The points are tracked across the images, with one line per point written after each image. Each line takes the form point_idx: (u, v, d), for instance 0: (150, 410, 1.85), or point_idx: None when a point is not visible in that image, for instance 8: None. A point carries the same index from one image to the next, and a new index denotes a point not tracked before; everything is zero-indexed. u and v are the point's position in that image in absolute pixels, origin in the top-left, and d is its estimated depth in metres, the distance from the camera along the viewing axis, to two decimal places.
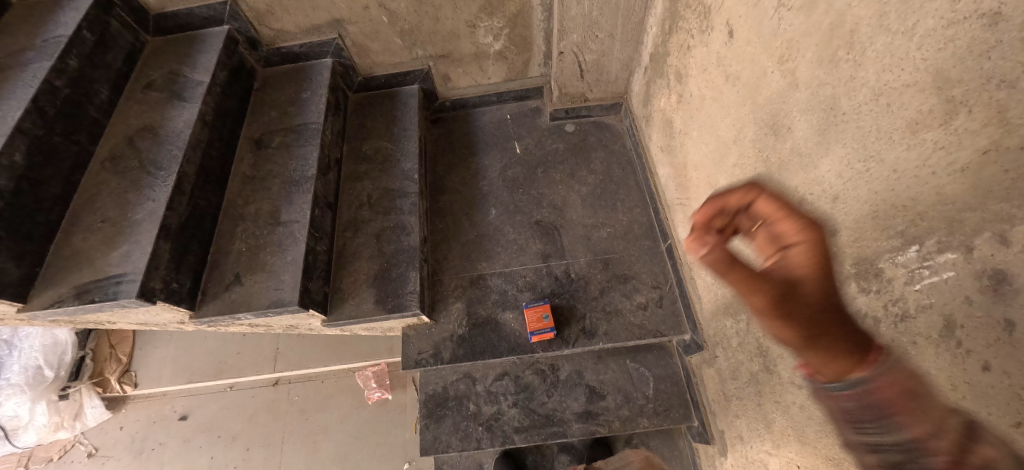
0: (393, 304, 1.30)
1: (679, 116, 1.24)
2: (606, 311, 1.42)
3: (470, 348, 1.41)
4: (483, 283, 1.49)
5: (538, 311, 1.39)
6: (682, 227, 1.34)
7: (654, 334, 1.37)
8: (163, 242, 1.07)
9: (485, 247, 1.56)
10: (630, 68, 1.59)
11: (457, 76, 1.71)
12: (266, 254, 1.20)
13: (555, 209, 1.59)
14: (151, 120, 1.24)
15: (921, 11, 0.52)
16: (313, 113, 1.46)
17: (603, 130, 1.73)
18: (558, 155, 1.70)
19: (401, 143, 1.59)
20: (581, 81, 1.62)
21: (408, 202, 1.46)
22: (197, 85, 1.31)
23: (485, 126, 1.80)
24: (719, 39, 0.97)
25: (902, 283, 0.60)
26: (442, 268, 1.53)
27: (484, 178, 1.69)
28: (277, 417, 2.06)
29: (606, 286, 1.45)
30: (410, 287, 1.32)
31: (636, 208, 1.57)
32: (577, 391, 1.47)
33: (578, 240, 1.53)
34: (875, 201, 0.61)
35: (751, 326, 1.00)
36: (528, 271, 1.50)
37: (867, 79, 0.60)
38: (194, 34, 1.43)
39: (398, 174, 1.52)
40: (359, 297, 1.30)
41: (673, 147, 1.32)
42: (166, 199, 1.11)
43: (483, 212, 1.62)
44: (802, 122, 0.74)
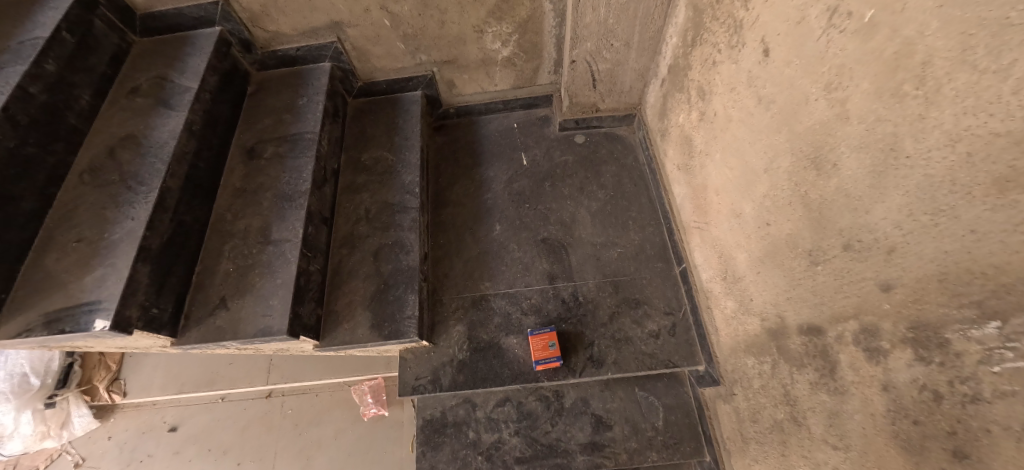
0: (390, 330, 1.21)
1: (700, 135, 1.15)
2: (616, 338, 1.33)
3: (471, 374, 1.33)
4: (485, 304, 1.41)
5: (544, 339, 1.30)
6: (698, 252, 1.25)
7: (666, 365, 1.29)
8: (143, 265, 0.99)
9: (489, 265, 1.47)
10: (645, 78, 1.50)
11: (463, 83, 1.63)
12: (254, 276, 1.12)
13: (563, 225, 1.51)
14: (135, 129, 1.16)
15: (1022, 48, 0.43)
16: (309, 121, 1.37)
17: (614, 142, 1.65)
18: (567, 168, 1.61)
19: (402, 153, 1.50)
20: (592, 90, 1.54)
21: (408, 218, 1.37)
22: (185, 91, 1.23)
23: (491, 135, 1.72)
24: (751, 57, 0.88)
25: (975, 361, 0.51)
26: (443, 287, 1.45)
27: (489, 191, 1.60)
28: (270, 430, 2.00)
29: (616, 311, 1.37)
30: (408, 312, 1.24)
31: (648, 227, 1.48)
32: (582, 420, 1.39)
33: (587, 260, 1.45)
34: (944, 262, 0.53)
35: (776, 370, 0.92)
36: (533, 292, 1.42)
37: (941, 121, 0.51)
38: (184, 36, 1.35)
39: (398, 187, 1.43)
40: (354, 321, 1.23)
41: (691, 166, 1.24)
42: (146, 218, 1.02)
43: (487, 227, 1.54)
44: (851, 160, 0.65)
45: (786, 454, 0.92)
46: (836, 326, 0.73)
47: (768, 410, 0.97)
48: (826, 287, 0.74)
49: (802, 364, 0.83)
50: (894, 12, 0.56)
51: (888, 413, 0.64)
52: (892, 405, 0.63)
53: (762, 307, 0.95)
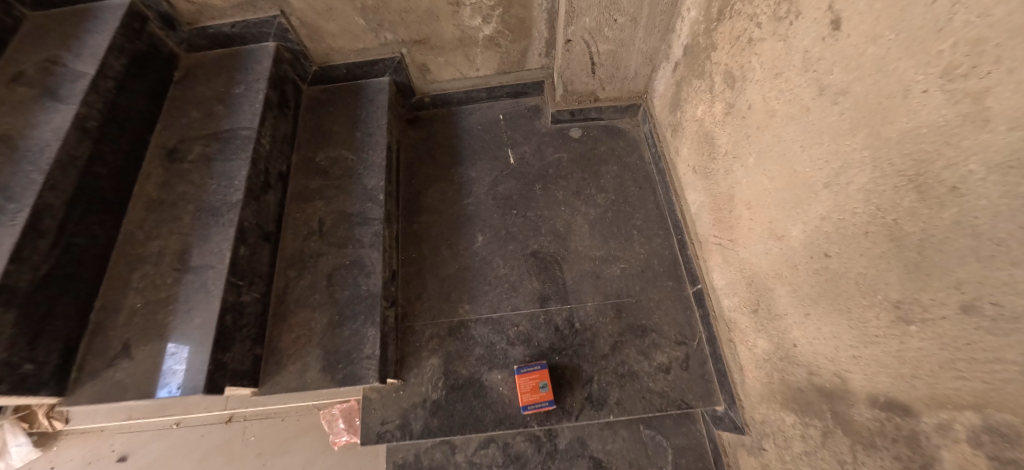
0: (344, 374, 0.99)
1: (725, 132, 0.93)
2: (619, 373, 1.13)
3: (447, 418, 1.12)
4: (465, 333, 1.19)
5: (534, 378, 1.09)
6: (718, 273, 1.04)
7: (678, 406, 1.09)
8: (5, 310, 0.76)
9: (469, 284, 1.25)
10: (653, 62, 1.26)
11: (438, 67, 1.38)
12: (167, 314, 0.89)
13: (556, 236, 1.28)
14: (10, 127, 0.91)
15: None
16: (244, 113, 1.12)
17: (616, 137, 1.41)
18: (560, 167, 1.38)
19: (364, 152, 1.26)
20: (590, 76, 1.30)
21: (370, 231, 1.14)
22: (79, 78, 0.97)
23: (472, 128, 1.48)
24: (809, 31, 0.65)
25: None
26: (415, 311, 1.22)
27: (470, 195, 1.37)
28: (232, 461, 1.74)
29: (618, 340, 1.15)
30: (367, 350, 1.01)
31: (656, 238, 1.26)
32: (577, 464, 1.17)
33: (584, 279, 1.23)
34: None
35: (829, 441, 0.72)
36: (521, 318, 1.20)
37: None
38: (86, 8, 1.08)
39: (359, 193, 1.19)
40: (301, 362, 1.01)
41: (711, 170, 1.02)
42: (10, 246, 0.78)
43: (467, 239, 1.31)
44: (987, 185, 0.44)
45: None
46: (940, 413, 0.52)
47: None
48: (926, 357, 0.53)
49: (873, 445, 0.62)
50: None
51: None
52: None
53: (812, 359, 0.74)
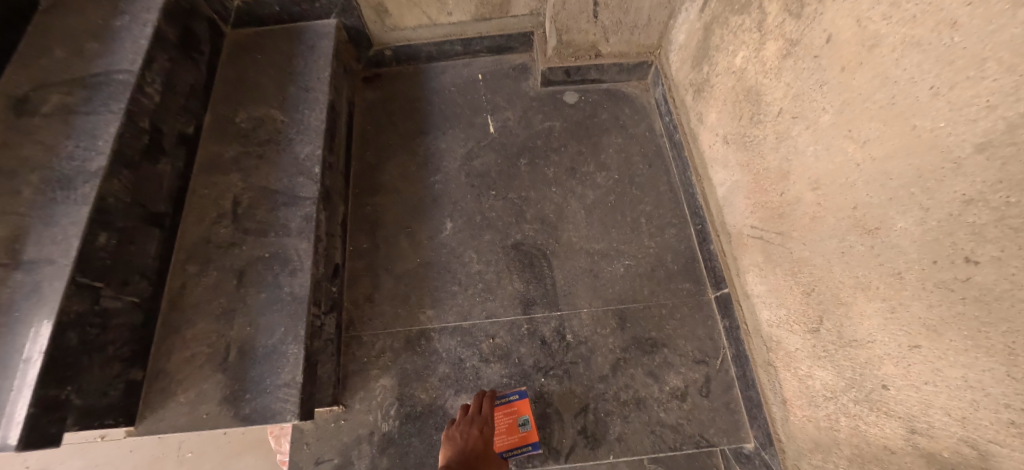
0: (252, 408, 0.73)
1: (782, 84, 0.67)
2: (620, 400, 0.88)
3: (400, 457, 0.87)
4: (426, 345, 0.94)
5: (511, 413, 0.86)
6: (757, 276, 0.79)
7: (696, 443, 0.85)
8: None
9: (434, 283, 0.99)
10: (671, 4, 1.00)
11: (399, 8, 1.09)
12: None
13: (545, 224, 1.02)
14: None
15: None
16: (126, 52, 0.82)
17: (621, 103, 1.15)
18: (551, 139, 1.11)
19: (299, 112, 0.98)
20: (592, 22, 1.02)
21: (300, 215, 0.87)
22: None
23: (444, 89, 1.19)
24: None
25: None
26: (363, 317, 0.96)
27: (439, 172, 1.10)
28: None
29: (621, 357, 0.91)
30: (287, 374, 0.75)
31: (670, 229, 1.01)
32: None
33: (580, 278, 0.97)
34: None
35: None
36: (499, 327, 0.94)
37: None
38: None
39: (288, 165, 0.92)
40: (195, 390, 0.74)
41: (755, 138, 0.76)
42: None
43: (433, 226, 1.04)
44: None
45: None
46: None
47: None
48: None
49: None
50: None
51: None
52: None
53: (919, 411, 0.49)
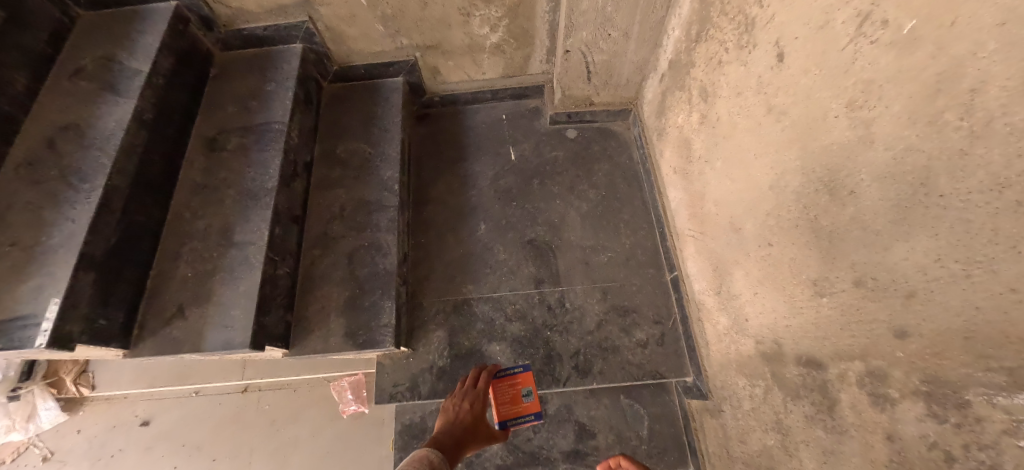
0: (364, 340, 1.14)
1: (700, 139, 1.08)
2: (602, 347, 1.29)
3: (452, 383, 1.28)
4: (468, 309, 1.34)
5: (514, 385, 1.19)
6: (693, 262, 1.19)
7: (653, 376, 1.25)
8: (86, 273, 0.90)
9: (472, 267, 1.40)
10: (643, 72, 1.40)
11: (448, 70, 1.51)
12: (215, 283, 1.04)
13: (551, 226, 1.43)
14: (78, 117, 1.04)
15: None
16: (277, 109, 1.25)
17: (608, 138, 1.55)
18: (556, 165, 1.52)
19: (380, 146, 1.40)
20: (587, 83, 1.44)
21: (386, 217, 1.29)
22: (134, 74, 1.10)
23: (477, 126, 1.61)
24: (762, 60, 0.80)
25: (998, 431, 0.46)
26: (423, 290, 1.37)
27: (474, 188, 1.51)
28: (245, 427, 1.92)
29: (603, 318, 1.31)
30: (384, 319, 1.17)
31: (640, 231, 1.41)
32: (564, 428, 1.34)
33: (576, 265, 1.38)
34: (973, 320, 0.47)
35: (770, 397, 0.88)
36: (518, 297, 1.35)
37: (986, 160, 0.44)
38: (136, 11, 1.20)
39: (376, 183, 1.34)
40: (326, 329, 1.16)
41: (689, 171, 1.16)
42: (90, 220, 0.92)
43: (471, 227, 1.45)
44: (872, 190, 0.58)
45: None
46: (841, 364, 0.67)
47: (758, 434, 0.94)
48: (832, 322, 0.69)
49: (798, 395, 0.79)
50: (939, 26, 0.47)
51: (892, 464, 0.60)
52: (897, 455, 0.59)
53: (759, 329, 0.90)
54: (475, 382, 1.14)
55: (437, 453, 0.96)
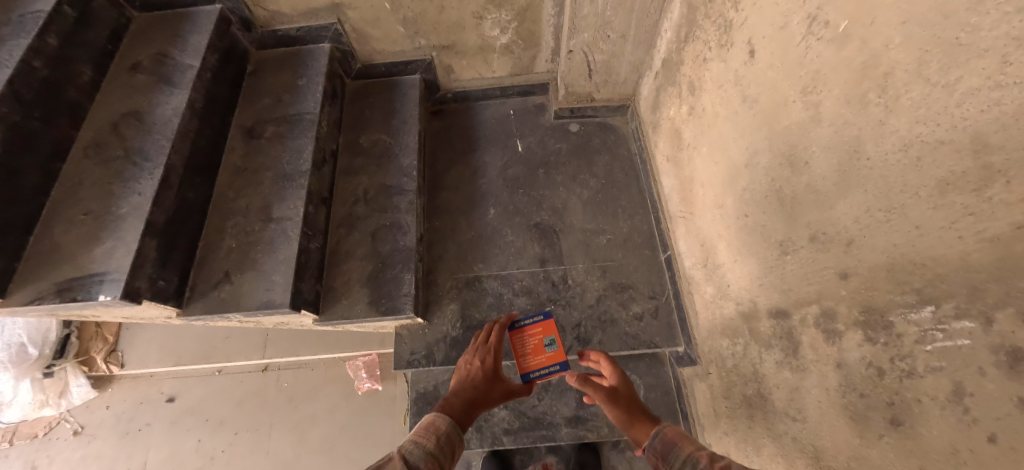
0: (386, 308, 1.27)
1: (689, 129, 1.21)
2: (601, 319, 1.41)
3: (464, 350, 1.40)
4: (478, 285, 1.47)
5: (537, 335, 1.18)
6: (683, 240, 1.32)
7: (648, 346, 1.37)
8: (150, 239, 1.03)
9: (483, 247, 1.53)
10: (640, 70, 1.54)
11: (461, 68, 1.64)
12: (257, 253, 1.17)
13: (555, 211, 1.56)
14: (137, 105, 1.18)
15: (966, 66, 0.48)
16: (309, 102, 1.39)
17: (608, 132, 1.69)
18: (560, 156, 1.65)
19: (399, 137, 1.53)
20: (588, 80, 1.57)
21: (405, 201, 1.42)
22: (187, 68, 1.24)
23: (487, 121, 1.74)
24: (738, 57, 0.93)
25: (912, 341, 0.58)
26: (438, 268, 1.50)
27: (484, 177, 1.64)
28: (265, 404, 2.03)
29: (602, 294, 1.44)
30: (405, 290, 1.30)
31: (637, 216, 1.54)
32: (566, 395, 1.46)
33: (577, 246, 1.51)
34: (893, 254, 0.59)
35: (748, 351, 1.01)
36: (525, 275, 1.48)
37: (898, 128, 0.57)
38: (185, 14, 1.34)
39: (396, 170, 1.47)
40: (352, 298, 1.28)
41: (680, 158, 1.29)
42: (153, 194, 1.06)
43: (481, 212, 1.58)
44: (821, 160, 0.71)
45: (752, 426, 1.01)
46: (801, 310, 0.80)
47: (739, 388, 1.06)
48: (793, 275, 0.81)
49: (770, 344, 0.91)
50: (865, 26, 0.61)
51: (841, 387, 0.72)
52: (844, 379, 0.71)
53: (738, 292, 1.02)
54: (487, 338, 1.18)
55: (445, 417, 0.98)
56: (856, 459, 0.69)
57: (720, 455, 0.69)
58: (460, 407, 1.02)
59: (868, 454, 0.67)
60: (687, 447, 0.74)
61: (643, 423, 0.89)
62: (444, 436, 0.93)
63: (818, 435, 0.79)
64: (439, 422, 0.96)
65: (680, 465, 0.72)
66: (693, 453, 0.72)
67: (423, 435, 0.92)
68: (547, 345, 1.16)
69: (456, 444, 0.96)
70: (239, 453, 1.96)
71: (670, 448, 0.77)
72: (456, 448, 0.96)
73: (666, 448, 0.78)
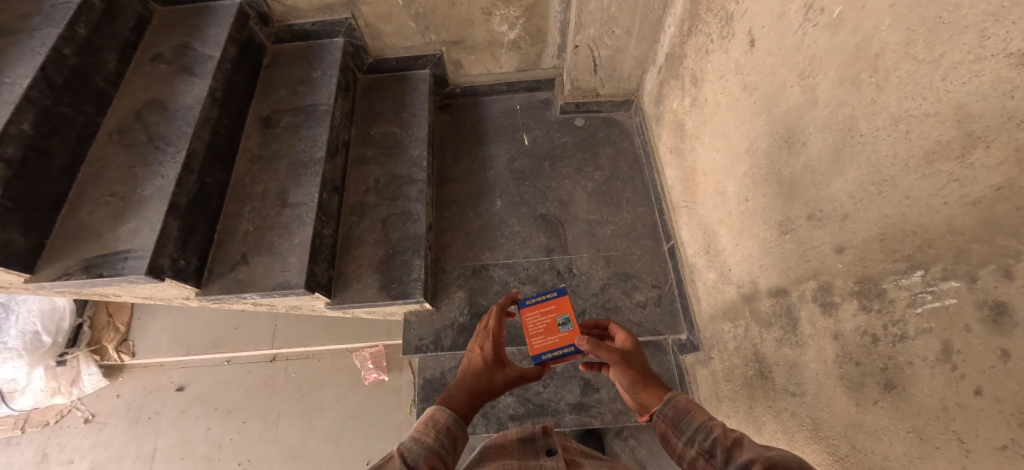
0: (396, 292, 1.31)
1: (691, 119, 1.25)
2: (605, 307, 1.44)
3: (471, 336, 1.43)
4: (485, 273, 1.51)
5: (550, 315, 1.14)
6: (686, 229, 1.35)
7: (651, 333, 1.40)
8: (172, 220, 1.08)
9: (489, 237, 1.56)
10: (644, 66, 1.58)
11: (469, 64, 1.69)
12: (273, 236, 1.21)
13: (561, 203, 1.60)
14: (160, 93, 1.22)
15: (949, 43, 0.52)
16: (323, 94, 1.44)
17: (612, 127, 1.73)
18: (565, 149, 1.69)
19: (409, 129, 1.58)
20: (593, 75, 1.61)
21: (415, 190, 1.46)
22: (207, 59, 1.29)
23: (494, 115, 1.79)
24: (739, 47, 0.97)
25: (903, 305, 0.61)
26: (446, 256, 1.54)
27: (491, 169, 1.68)
28: (273, 393, 2.06)
29: (607, 282, 1.47)
30: (414, 275, 1.33)
31: (640, 207, 1.57)
32: (571, 382, 1.49)
33: (582, 236, 1.54)
34: (884, 224, 0.63)
35: (748, 332, 1.03)
36: (531, 264, 1.51)
37: (889, 104, 0.61)
38: (205, 8, 1.39)
39: (406, 160, 1.51)
40: (364, 282, 1.32)
41: (682, 149, 1.33)
42: (176, 177, 1.10)
43: (488, 203, 1.62)
44: (817, 140, 0.75)
45: (753, 406, 1.04)
46: (800, 286, 0.83)
47: (740, 369, 1.09)
48: (792, 253, 0.85)
49: (770, 323, 0.94)
50: (857, 10, 0.65)
51: (837, 358, 0.75)
52: (840, 350, 0.74)
53: (739, 275, 1.06)
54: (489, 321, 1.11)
55: (446, 410, 0.90)
56: (853, 426, 0.72)
57: (731, 426, 0.73)
58: (461, 399, 0.96)
59: (864, 420, 0.69)
60: (699, 415, 0.78)
61: (652, 388, 0.90)
62: (445, 430, 0.85)
63: (816, 407, 0.81)
64: (440, 416, 0.88)
65: (692, 434, 0.76)
66: (706, 424, 0.76)
67: (423, 433, 0.83)
68: (561, 325, 1.12)
69: (459, 436, 0.87)
70: (247, 442, 1.99)
71: (682, 416, 0.80)
72: (460, 442, 0.88)
73: (677, 415, 0.81)
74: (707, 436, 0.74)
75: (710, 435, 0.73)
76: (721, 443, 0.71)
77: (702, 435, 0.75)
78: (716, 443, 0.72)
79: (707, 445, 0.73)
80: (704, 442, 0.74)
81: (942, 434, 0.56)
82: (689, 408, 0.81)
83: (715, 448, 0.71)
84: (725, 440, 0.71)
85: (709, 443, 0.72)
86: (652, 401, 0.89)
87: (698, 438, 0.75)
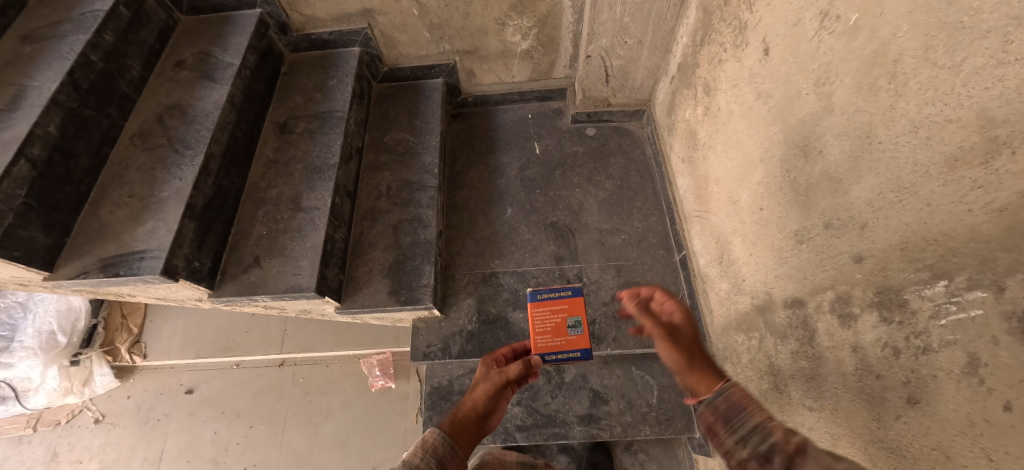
0: (405, 297, 1.31)
1: (704, 128, 1.24)
2: (616, 317, 1.42)
3: (479, 343, 1.43)
4: (495, 281, 1.50)
5: (560, 314, 1.12)
6: (699, 239, 1.34)
7: None
8: (189, 221, 1.10)
9: (499, 244, 1.56)
10: (656, 76, 1.58)
11: (482, 73, 1.71)
12: (286, 239, 1.22)
13: (571, 211, 1.59)
14: (181, 98, 1.26)
15: (970, 48, 0.51)
16: (338, 100, 1.46)
17: (623, 136, 1.73)
18: (576, 158, 1.70)
19: (422, 136, 1.59)
20: (605, 85, 1.62)
21: (427, 196, 1.47)
22: (227, 66, 1.32)
23: (506, 124, 1.80)
24: (752, 55, 0.97)
25: (926, 316, 0.60)
26: (455, 263, 1.54)
27: (502, 177, 1.69)
28: (281, 397, 2.07)
29: (617, 292, 1.46)
30: (424, 281, 1.33)
31: (652, 217, 1.56)
32: (580, 394, 1.46)
33: (592, 245, 1.53)
34: (905, 233, 0.61)
35: (763, 344, 1.01)
36: (540, 272, 1.51)
37: (908, 111, 0.60)
38: (227, 16, 1.44)
39: (418, 167, 1.53)
40: (373, 287, 1.32)
41: (695, 159, 1.32)
42: (193, 179, 1.13)
43: (499, 210, 1.62)
44: (834, 147, 0.74)
45: None
46: (817, 297, 0.81)
47: (754, 382, 1.06)
48: (808, 262, 0.83)
49: (786, 335, 0.92)
50: (874, 16, 0.64)
51: (857, 372, 0.73)
52: (860, 363, 0.72)
53: (753, 285, 1.04)
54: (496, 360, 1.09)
55: (439, 432, 0.90)
56: (873, 443, 0.69)
57: (796, 430, 0.57)
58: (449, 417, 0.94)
59: (886, 436, 0.67)
60: (756, 413, 0.62)
61: (702, 371, 0.76)
62: (432, 452, 0.85)
63: (835, 423, 0.78)
64: (431, 437, 0.89)
65: (745, 433, 0.61)
66: (765, 425, 0.60)
67: (412, 455, 0.85)
68: (570, 327, 1.11)
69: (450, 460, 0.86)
70: (253, 446, 1.98)
71: (736, 412, 0.64)
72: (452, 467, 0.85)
73: (729, 410, 0.65)
74: (765, 440, 0.58)
75: (768, 439, 0.58)
76: (781, 449, 0.55)
77: (757, 437, 0.59)
78: (774, 449, 0.56)
79: (763, 450, 0.57)
80: (760, 445, 0.58)
81: (970, 452, 0.53)
82: (750, 408, 0.63)
83: (772, 454, 0.56)
84: (787, 447, 0.55)
85: (766, 447, 0.57)
86: (700, 386, 0.73)
87: (751, 439, 0.60)
